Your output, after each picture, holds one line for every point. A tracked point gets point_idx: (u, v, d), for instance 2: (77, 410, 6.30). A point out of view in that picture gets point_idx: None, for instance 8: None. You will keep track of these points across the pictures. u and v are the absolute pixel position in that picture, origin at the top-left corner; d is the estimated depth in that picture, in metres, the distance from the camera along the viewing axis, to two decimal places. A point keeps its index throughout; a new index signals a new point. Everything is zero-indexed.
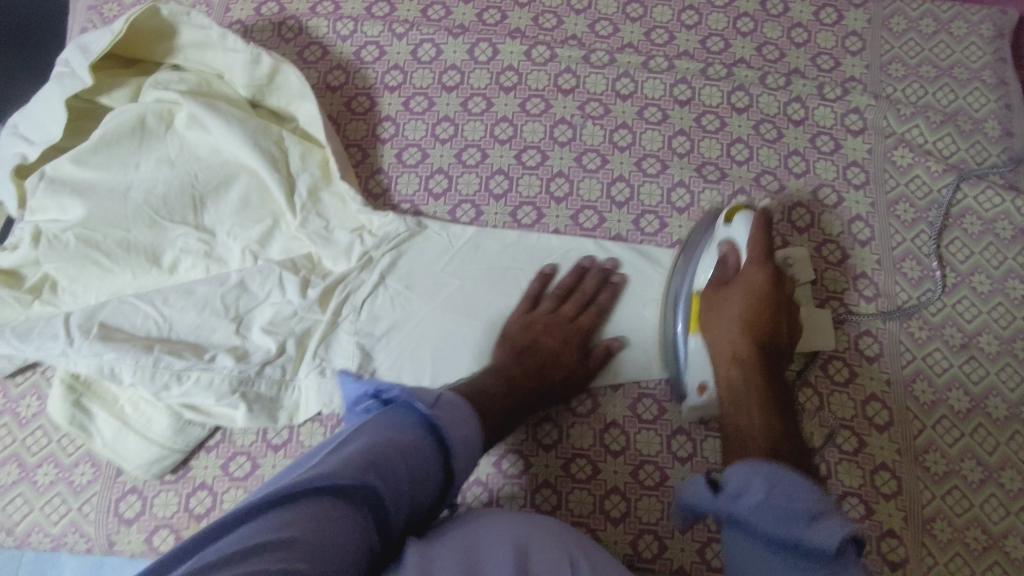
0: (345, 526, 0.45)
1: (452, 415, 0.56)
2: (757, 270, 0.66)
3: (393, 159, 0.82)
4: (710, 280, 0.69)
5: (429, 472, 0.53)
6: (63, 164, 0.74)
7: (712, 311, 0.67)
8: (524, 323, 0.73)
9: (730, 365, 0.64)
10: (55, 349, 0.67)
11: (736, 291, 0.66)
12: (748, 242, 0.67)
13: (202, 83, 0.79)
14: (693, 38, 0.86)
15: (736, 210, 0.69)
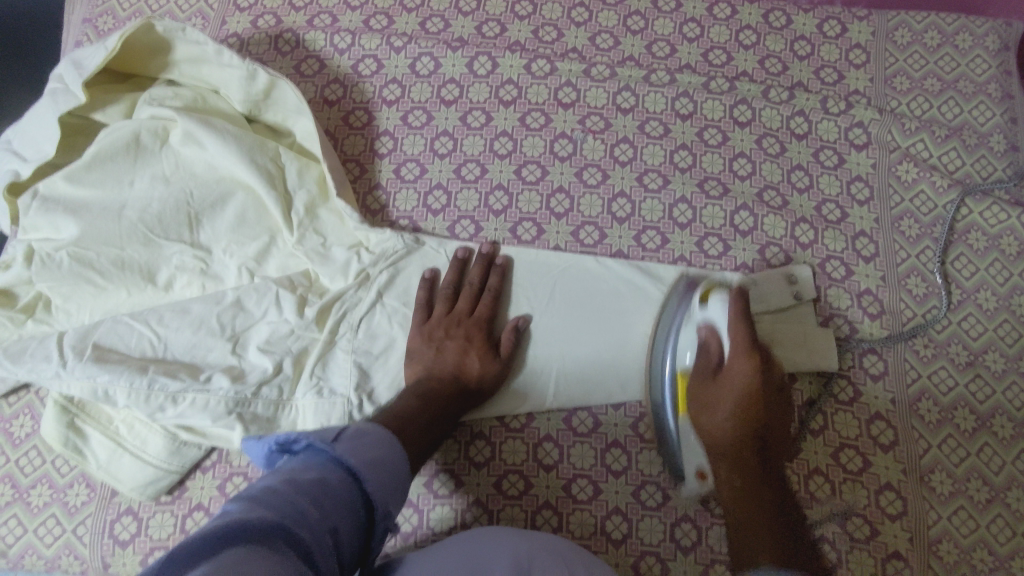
0: (285, 565, 0.42)
1: (370, 454, 0.57)
2: (744, 363, 0.64)
3: (391, 173, 0.81)
4: (695, 369, 0.68)
5: (352, 514, 0.53)
6: (56, 182, 0.72)
7: (703, 410, 0.66)
8: (425, 332, 0.72)
9: (726, 469, 0.65)
10: (47, 372, 0.65)
11: (727, 389, 0.65)
12: (725, 323, 0.66)
13: (197, 99, 0.78)
14: (695, 51, 0.86)
15: (712, 289, 0.68)
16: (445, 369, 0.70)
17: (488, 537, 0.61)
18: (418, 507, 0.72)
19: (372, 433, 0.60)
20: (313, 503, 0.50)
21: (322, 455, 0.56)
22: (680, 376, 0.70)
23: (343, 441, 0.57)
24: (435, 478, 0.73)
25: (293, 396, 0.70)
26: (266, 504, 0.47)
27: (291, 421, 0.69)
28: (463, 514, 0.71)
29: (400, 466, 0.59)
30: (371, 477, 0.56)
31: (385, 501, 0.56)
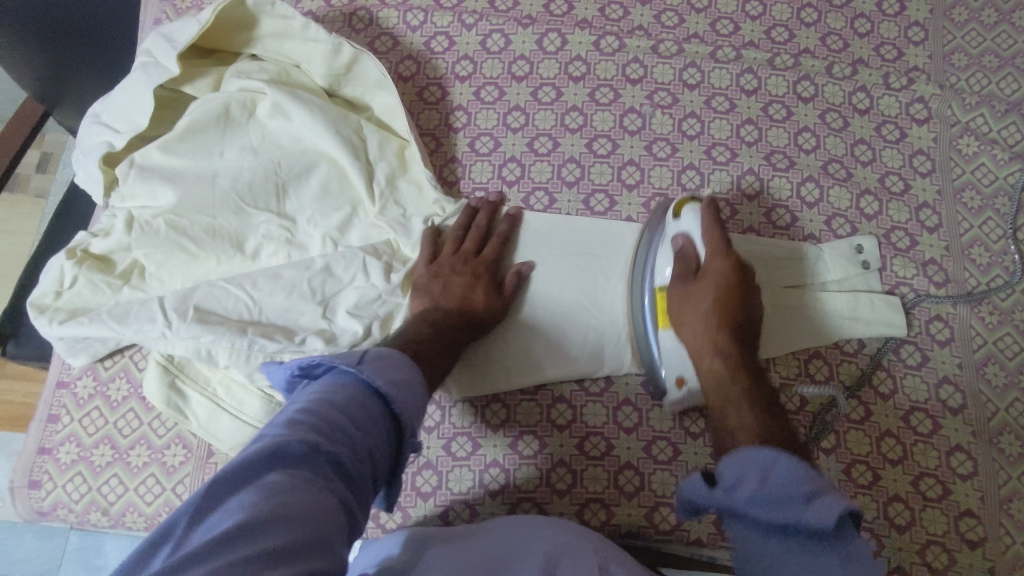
0: (327, 494, 0.46)
1: (397, 373, 0.59)
2: (718, 261, 0.69)
3: (466, 147, 0.83)
4: (674, 276, 0.71)
5: (383, 429, 0.55)
6: (151, 152, 0.75)
7: (677, 310, 0.70)
8: (431, 271, 0.75)
9: (712, 358, 0.67)
10: (153, 332, 0.68)
11: (706, 284, 0.69)
12: (701, 230, 0.71)
13: (281, 73, 0.80)
14: (758, 28, 0.88)
15: (683, 203, 0.73)
16: (452, 301, 0.72)
17: (522, 531, 0.63)
18: (504, 466, 0.74)
19: (393, 357, 0.60)
20: (349, 424, 0.52)
21: (350, 375, 0.57)
22: (658, 294, 0.72)
23: (368, 362, 0.58)
24: (519, 439, 0.74)
25: None
26: (303, 424, 0.49)
27: None
28: (548, 473, 0.73)
29: (421, 390, 0.61)
30: (399, 396, 0.57)
31: (413, 417, 0.58)
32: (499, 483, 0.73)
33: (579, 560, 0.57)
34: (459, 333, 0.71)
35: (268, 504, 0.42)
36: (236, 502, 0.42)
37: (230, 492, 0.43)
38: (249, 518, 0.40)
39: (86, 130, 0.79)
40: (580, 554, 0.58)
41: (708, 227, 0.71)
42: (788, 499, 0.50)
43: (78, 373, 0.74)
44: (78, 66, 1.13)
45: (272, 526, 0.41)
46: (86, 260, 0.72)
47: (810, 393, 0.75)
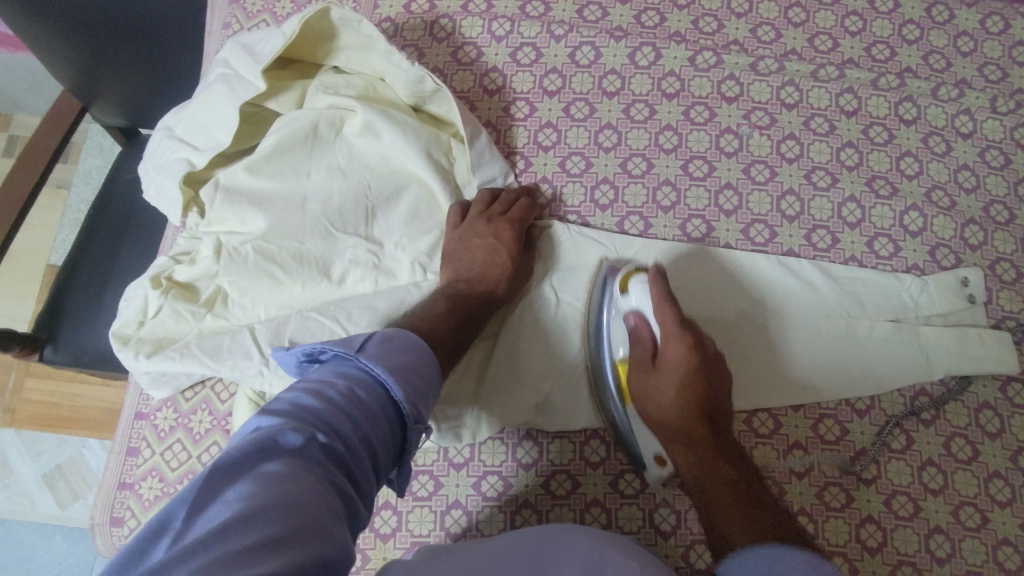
0: (323, 485, 0.44)
1: (399, 357, 0.57)
2: (675, 346, 0.64)
3: (556, 167, 0.80)
4: (631, 360, 0.67)
5: (383, 421, 0.53)
6: (238, 172, 0.71)
7: (643, 393, 0.66)
8: (458, 236, 0.71)
9: (676, 443, 0.63)
10: (250, 369, 0.65)
11: (665, 373, 0.65)
12: (649, 304, 0.66)
13: (368, 88, 0.75)
14: (858, 45, 0.84)
15: (631, 276, 0.68)
16: (472, 273, 0.69)
17: (545, 538, 0.55)
18: (606, 506, 0.70)
19: (399, 338, 0.59)
20: (343, 415, 0.50)
21: (350, 366, 0.55)
22: (618, 366, 0.70)
23: (369, 349, 0.56)
24: (620, 478, 0.71)
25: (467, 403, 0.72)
26: (294, 419, 0.47)
27: (476, 417, 0.72)
28: (651, 513, 0.70)
29: (431, 372, 0.59)
30: (403, 381, 0.55)
31: (418, 404, 0.56)
32: (601, 523, 0.70)
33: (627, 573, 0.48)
34: (482, 314, 0.69)
35: (269, 494, 0.40)
36: (235, 491, 0.39)
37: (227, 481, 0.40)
38: (246, 511, 0.38)
39: (159, 144, 0.75)
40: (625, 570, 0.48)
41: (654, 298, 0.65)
42: None
43: (157, 404, 0.71)
44: (120, 70, 1.07)
45: (271, 513, 0.38)
46: (172, 288, 0.68)
47: (916, 431, 0.73)
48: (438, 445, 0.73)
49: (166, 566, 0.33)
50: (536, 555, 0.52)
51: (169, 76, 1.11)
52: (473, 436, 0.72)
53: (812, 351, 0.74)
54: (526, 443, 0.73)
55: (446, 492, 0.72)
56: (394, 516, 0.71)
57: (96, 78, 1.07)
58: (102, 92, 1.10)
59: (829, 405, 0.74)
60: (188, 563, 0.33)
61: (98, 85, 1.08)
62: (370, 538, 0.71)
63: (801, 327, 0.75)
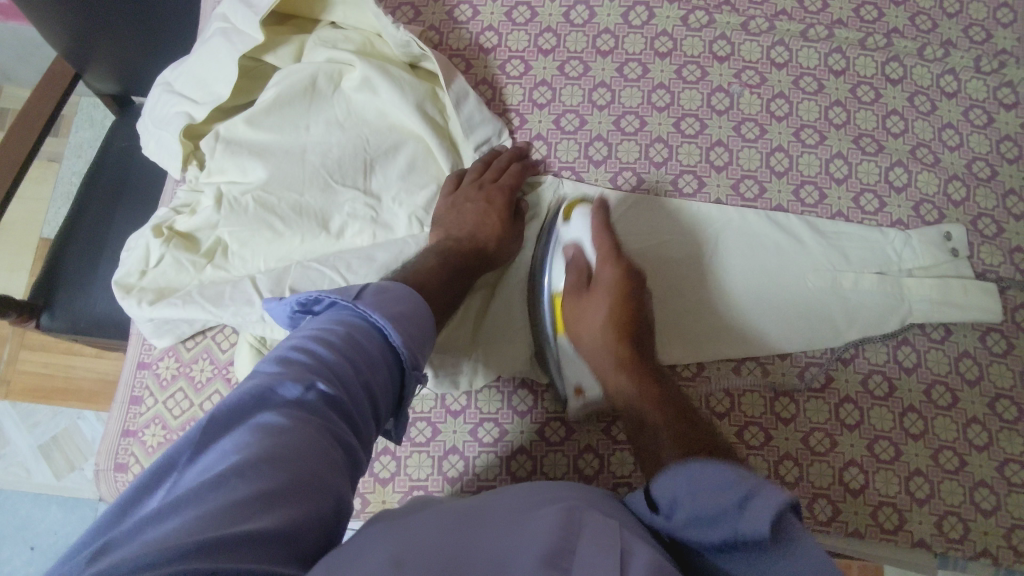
0: (322, 433, 0.45)
1: (396, 306, 0.56)
2: (606, 270, 0.69)
3: (551, 125, 0.81)
4: (567, 288, 0.71)
5: (383, 369, 0.53)
6: (238, 125, 0.72)
7: (577, 320, 0.69)
8: (450, 201, 0.73)
9: (616, 371, 0.66)
10: (252, 316, 0.66)
11: (598, 293, 0.69)
12: (590, 232, 0.71)
13: (366, 44, 0.76)
14: (847, 6, 0.86)
15: (573, 206, 0.74)
16: (464, 231, 0.70)
17: (545, 492, 0.53)
18: (599, 451, 0.72)
19: (395, 291, 0.58)
20: (345, 361, 0.50)
21: (348, 313, 0.55)
22: (556, 298, 0.72)
23: (366, 298, 0.56)
24: (612, 424, 0.73)
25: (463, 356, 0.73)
26: (294, 364, 0.48)
27: (472, 366, 0.73)
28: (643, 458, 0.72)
29: (425, 325, 0.58)
30: (401, 330, 0.55)
31: (417, 354, 0.56)
32: (594, 468, 0.72)
33: (605, 523, 0.45)
34: (475, 270, 0.70)
35: (263, 445, 0.41)
36: (232, 442, 0.41)
37: (224, 432, 0.42)
38: (241, 462, 0.39)
39: (158, 98, 0.76)
40: (601, 520, 0.46)
41: (595, 225, 0.71)
42: (720, 514, 0.45)
43: (159, 354, 0.73)
44: (111, 38, 1.07)
45: (267, 462, 0.40)
46: (173, 238, 0.70)
47: (898, 379, 0.75)
48: (436, 393, 0.74)
49: (163, 515, 0.36)
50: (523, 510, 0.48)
51: (167, 39, 1.12)
52: (470, 383, 0.73)
53: (812, 311, 0.76)
54: (521, 392, 0.75)
55: (444, 438, 0.73)
56: (393, 461, 0.73)
57: (88, 46, 1.06)
58: (94, 60, 1.10)
59: (815, 353, 0.76)
60: (180, 514, 0.36)
61: (89, 53, 1.08)
62: (369, 483, 0.73)
63: (787, 276, 0.77)
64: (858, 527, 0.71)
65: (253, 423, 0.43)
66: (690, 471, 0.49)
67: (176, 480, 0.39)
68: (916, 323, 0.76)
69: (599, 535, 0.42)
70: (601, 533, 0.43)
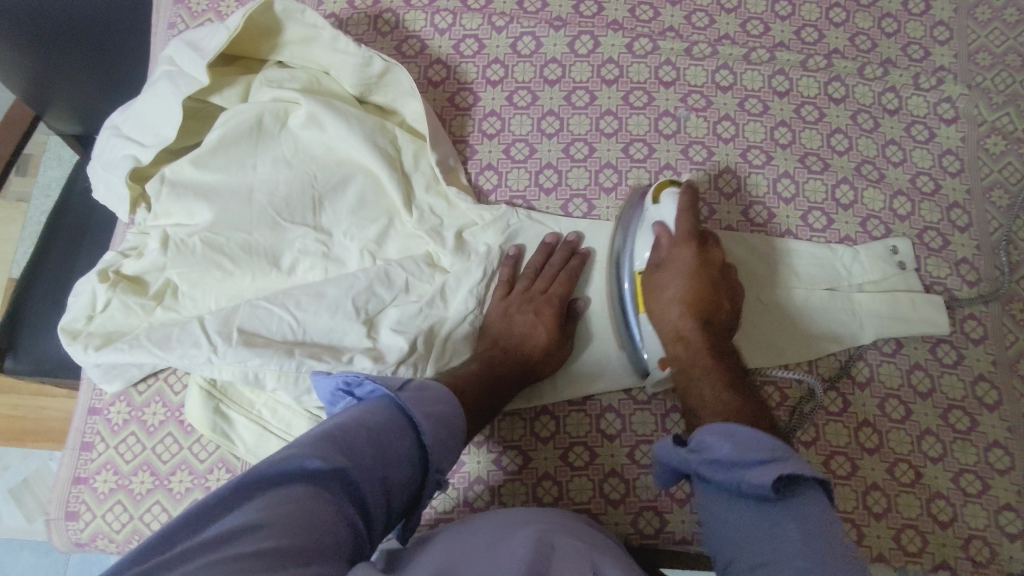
0: (334, 515, 0.46)
1: (430, 408, 0.57)
2: (682, 248, 0.70)
3: (501, 154, 0.82)
4: (648, 264, 0.73)
5: (408, 465, 0.54)
6: (183, 166, 0.72)
7: (649, 295, 0.71)
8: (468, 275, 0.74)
9: (677, 343, 0.68)
10: (199, 358, 0.65)
11: (670, 269, 0.70)
12: (674, 214, 0.72)
13: (312, 81, 0.77)
14: (788, 29, 0.88)
15: (662, 188, 0.74)
16: (511, 340, 0.72)
17: (519, 514, 0.59)
18: (557, 479, 0.72)
19: (434, 389, 0.59)
20: (369, 441, 0.51)
21: (385, 401, 0.56)
22: (635, 277, 0.74)
23: (406, 392, 0.57)
24: (569, 451, 0.73)
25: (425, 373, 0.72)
26: (324, 440, 0.49)
27: None
28: (601, 483, 0.72)
29: (458, 426, 0.59)
30: (434, 433, 0.56)
31: (444, 457, 0.57)
32: (552, 496, 0.72)
33: (574, 549, 0.51)
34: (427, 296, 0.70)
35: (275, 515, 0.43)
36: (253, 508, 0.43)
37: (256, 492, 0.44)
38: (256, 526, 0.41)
39: (106, 142, 0.76)
40: (571, 553, 0.50)
41: (681, 209, 0.71)
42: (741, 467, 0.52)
43: (111, 399, 0.72)
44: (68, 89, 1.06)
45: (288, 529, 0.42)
46: (120, 282, 0.69)
47: (852, 394, 0.76)
48: None
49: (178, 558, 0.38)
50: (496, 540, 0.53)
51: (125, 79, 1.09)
52: None
53: (764, 331, 0.77)
54: None
55: None
56: None
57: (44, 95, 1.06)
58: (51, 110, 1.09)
59: (769, 372, 0.76)
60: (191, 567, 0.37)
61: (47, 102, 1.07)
62: None
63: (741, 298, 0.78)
64: None
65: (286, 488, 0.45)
66: (733, 431, 0.55)
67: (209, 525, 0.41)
68: (868, 338, 0.77)
69: (570, 566, 0.48)
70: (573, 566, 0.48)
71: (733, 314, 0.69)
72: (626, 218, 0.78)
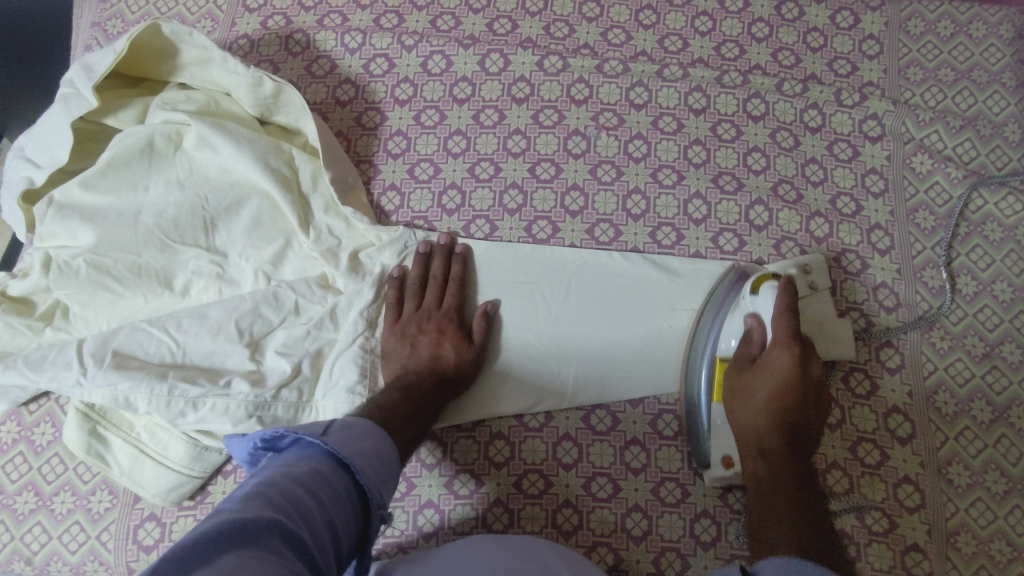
0: (292, 566, 0.44)
1: (359, 445, 0.59)
2: (781, 355, 0.66)
3: (405, 174, 0.81)
4: (736, 356, 0.69)
5: (347, 507, 0.55)
6: (72, 189, 0.73)
7: (738, 393, 0.68)
8: (397, 332, 0.73)
9: (756, 458, 0.66)
10: (68, 380, 0.66)
11: (763, 376, 0.67)
12: (772, 313, 0.67)
13: (209, 102, 0.77)
14: (708, 45, 0.85)
15: (761, 279, 0.68)
16: (421, 364, 0.71)
17: (471, 554, 0.61)
18: (440, 507, 0.71)
19: (360, 426, 0.62)
20: (306, 492, 0.51)
21: (313, 447, 0.57)
22: (719, 363, 0.70)
23: (332, 434, 0.59)
24: (455, 478, 0.72)
25: (313, 397, 0.71)
26: (261, 498, 0.48)
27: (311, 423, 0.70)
28: (484, 513, 0.71)
29: (389, 458, 0.62)
30: (368, 468, 0.58)
31: (381, 492, 0.58)
32: (435, 525, 0.71)
33: None
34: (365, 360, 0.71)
35: (240, 571, 0.40)
36: (217, 567, 0.40)
37: (215, 549, 0.41)
38: None
39: (9, 163, 0.77)
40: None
41: (778, 310, 0.66)
42: None
43: (2, 418, 0.73)
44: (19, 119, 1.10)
45: None
46: (4, 302, 0.70)
47: None
48: None
49: None
50: (456, 568, 0.59)
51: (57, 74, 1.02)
52: None
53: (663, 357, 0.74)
54: None
55: None
56: None
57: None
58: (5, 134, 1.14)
59: (667, 399, 0.73)
60: None
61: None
62: None
63: (642, 315, 0.75)
64: None
65: (247, 542, 0.43)
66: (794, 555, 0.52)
67: None
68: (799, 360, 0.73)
69: None
70: None
71: (821, 415, 0.67)
72: (716, 301, 0.73)
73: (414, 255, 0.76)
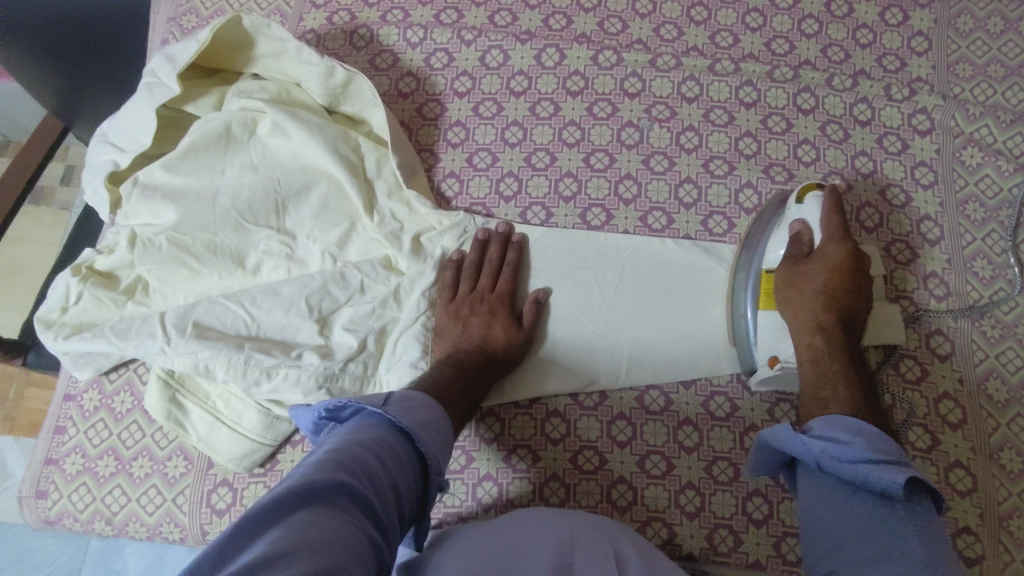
0: (360, 526, 0.47)
1: (417, 415, 0.62)
2: (835, 246, 0.69)
3: (464, 162, 0.85)
4: (786, 256, 0.72)
5: (408, 472, 0.57)
6: (155, 171, 0.77)
7: (791, 289, 0.70)
8: (451, 311, 0.75)
9: (814, 336, 0.68)
10: (153, 348, 0.70)
11: (818, 266, 0.69)
12: (821, 218, 0.71)
13: (282, 92, 0.81)
14: (758, 41, 0.88)
15: (807, 189, 0.73)
16: (472, 343, 0.73)
17: (531, 519, 0.64)
18: (498, 480, 0.74)
19: (417, 398, 0.64)
20: (372, 456, 0.54)
21: (375, 416, 0.60)
22: (765, 274, 0.73)
23: (393, 405, 0.62)
24: (512, 453, 0.75)
25: (377, 371, 0.74)
26: (330, 461, 0.51)
27: None
28: (540, 487, 0.73)
29: (445, 430, 0.64)
30: (426, 436, 0.61)
31: (439, 460, 0.61)
32: (493, 498, 0.73)
33: (593, 551, 0.59)
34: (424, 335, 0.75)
35: (315, 529, 0.43)
36: (295, 523, 0.42)
37: (293, 505, 0.44)
38: (307, 538, 0.41)
39: (94, 148, 0.82)
40: (592, 542, 0.60)
41: (829, 215, 0.70)
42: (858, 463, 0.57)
43: (84, 387, 0.77)
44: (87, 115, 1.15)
45: (332, 537, 0.43)
46: (91, 276, 0.74)
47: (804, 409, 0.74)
48: None
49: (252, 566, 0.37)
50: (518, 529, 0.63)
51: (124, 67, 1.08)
52: None
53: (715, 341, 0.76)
54: None
55: None
56: None
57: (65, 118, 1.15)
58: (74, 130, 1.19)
59: (719, 381, 0.75)
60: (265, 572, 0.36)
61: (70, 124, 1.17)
62: None
63: (693, 301, 0.77)
64: (759, 558, 0.69)
65: (320, 500, 0.46)
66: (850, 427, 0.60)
67: (268, 535, 0.40)
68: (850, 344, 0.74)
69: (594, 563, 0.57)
70: (599, 560, 0.58)
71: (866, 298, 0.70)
72: (761, 219, 0.76)
73: (472, 240, 0.79)
